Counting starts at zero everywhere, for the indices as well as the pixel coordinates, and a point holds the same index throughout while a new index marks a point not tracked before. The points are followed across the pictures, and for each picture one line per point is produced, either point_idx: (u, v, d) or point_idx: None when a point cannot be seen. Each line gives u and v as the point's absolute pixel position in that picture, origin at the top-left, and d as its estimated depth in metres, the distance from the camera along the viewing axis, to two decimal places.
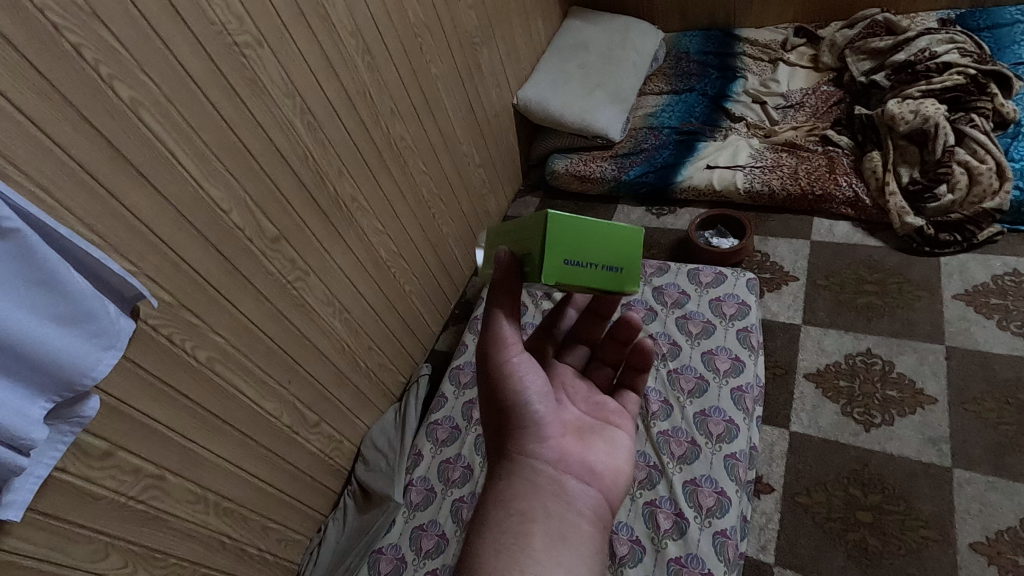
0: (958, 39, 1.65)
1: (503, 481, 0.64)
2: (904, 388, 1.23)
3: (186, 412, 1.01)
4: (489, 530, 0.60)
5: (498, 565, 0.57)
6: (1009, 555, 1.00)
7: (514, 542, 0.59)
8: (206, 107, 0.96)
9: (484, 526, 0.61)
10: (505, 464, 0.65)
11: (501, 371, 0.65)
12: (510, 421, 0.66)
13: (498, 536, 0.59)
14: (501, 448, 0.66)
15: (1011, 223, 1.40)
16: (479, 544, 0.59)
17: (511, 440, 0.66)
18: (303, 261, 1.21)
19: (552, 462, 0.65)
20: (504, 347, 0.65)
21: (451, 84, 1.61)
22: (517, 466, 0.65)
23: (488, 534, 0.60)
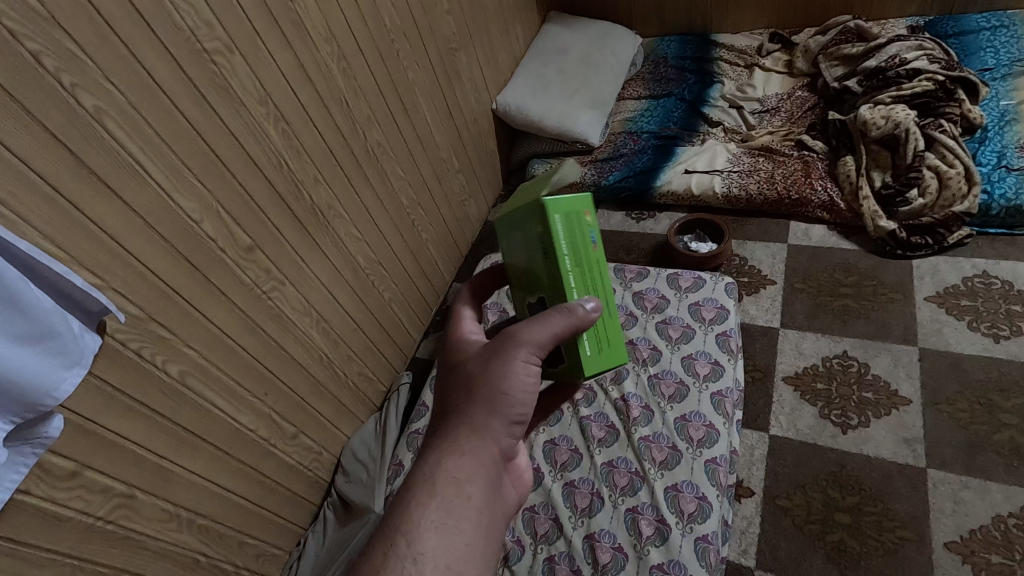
0: (927, 46, 1.69)
1: (461, 452, 0.59)
2: (879, 389, 1.24)
3: (157, 428, 0.98)
4: (435, 501, 0.56)
5: (437, 545, 0.54)
6: (982, 553, 1.01)
7: (453, 524, 0.56)
8: (175, 115, 0.94)
9: (428, 497, 0.56)
10: (467, 433, 0.60)
11: (512, 365, 0.61)
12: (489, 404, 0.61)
13: (443, 517, 0.56)
14: (472, 418, 0.60)
15: (980, 226, 1.43)
16: (421, 518, 0.55)
17: (486, 417, 0.61)
18: (278, 271, 1.19)
19: (503, 454, 0.62)
20: (527, 347, 0.61)
21: (429, 90, 1.60)
22: (478, 442, 0.60)
23: (432, 506, 0.56)
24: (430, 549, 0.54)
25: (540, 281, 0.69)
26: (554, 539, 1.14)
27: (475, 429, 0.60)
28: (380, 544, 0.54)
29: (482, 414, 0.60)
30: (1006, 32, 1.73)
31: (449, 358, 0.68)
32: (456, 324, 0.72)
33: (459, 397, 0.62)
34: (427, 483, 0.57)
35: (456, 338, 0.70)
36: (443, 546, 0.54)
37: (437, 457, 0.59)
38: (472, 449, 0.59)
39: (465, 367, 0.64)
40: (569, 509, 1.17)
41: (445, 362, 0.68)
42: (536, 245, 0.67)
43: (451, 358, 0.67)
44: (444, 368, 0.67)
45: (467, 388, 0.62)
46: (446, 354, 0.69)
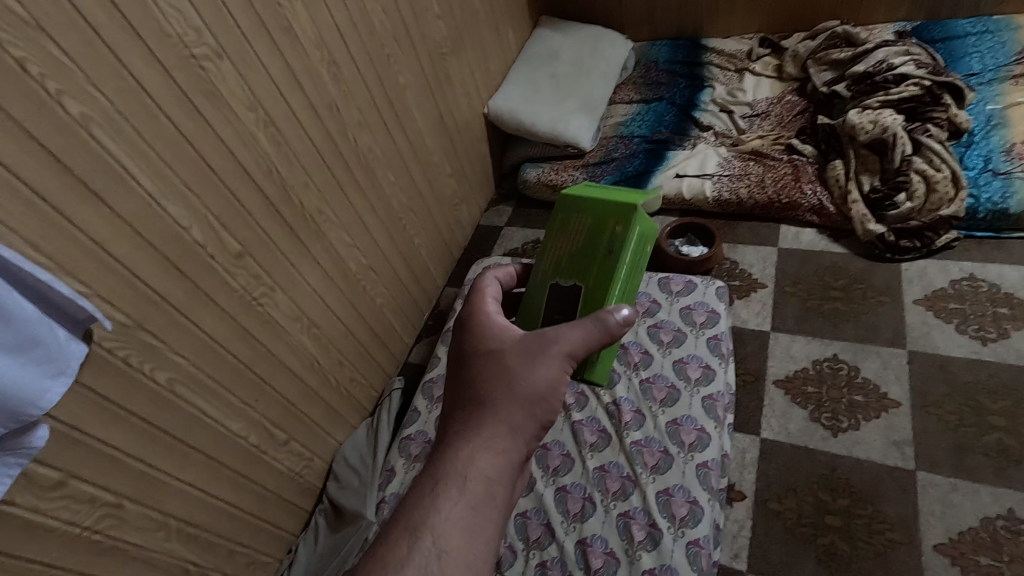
0: (914, 51, 1.70)
1: (494, 452, 0.60)
2: (869, 392, 1.25)
3: (145, 437, 0.97)
4: (466, 499, 0.58)
5: (463, 541, 0.56)
6: (971, 555, 1.02)
7: (479, 521, 0.58)
8: (163, 122, 0.94)
9: (460, 495, 0.58)
10: (501, 431, 0.61)
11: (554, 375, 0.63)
12: (527, 407, 0.62)
13: (471, 515, 0.57)
14: (511, 418, 0.62)
15: (967, 229, 1.44)
16: (450, 513, 0.57)
17: (519, 420, 0.62)
18: (269, 277, 1.19)
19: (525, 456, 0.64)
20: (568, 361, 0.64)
21: (420, 95, 1.60)
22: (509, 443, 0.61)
23: (461, 503, 0.57)
24: (456, 546, 0.55)
25: (586, 268, 0.73)
26: (546, 545, 1.14)
27: (509, 429, 0.61)
28: (405, 537, 0.56)
29: (517, 415, 0.62)
30: (992, 37, 1.75)
31: (477, 342, 0.67)
32: (481, 304, 0.70)
33: (498, 392, 0.62)
34: (458, 480, 0.58)
35: (482, 319, 0.69)
36: (470, 544, 0.56)
37: (466, 454, 0.60)
38: (505, 448, 0.61)
39: (504, 361, 0.64)
40: (561, 514, 1.17)
41: (473, 345, 0.67)
42: (602, 243, 0.73)
43: (481, 342, 0.67)
44: (472, 352, 0.66)
45: (505, 386, 0.62)
46: (473, 334, 0.68)
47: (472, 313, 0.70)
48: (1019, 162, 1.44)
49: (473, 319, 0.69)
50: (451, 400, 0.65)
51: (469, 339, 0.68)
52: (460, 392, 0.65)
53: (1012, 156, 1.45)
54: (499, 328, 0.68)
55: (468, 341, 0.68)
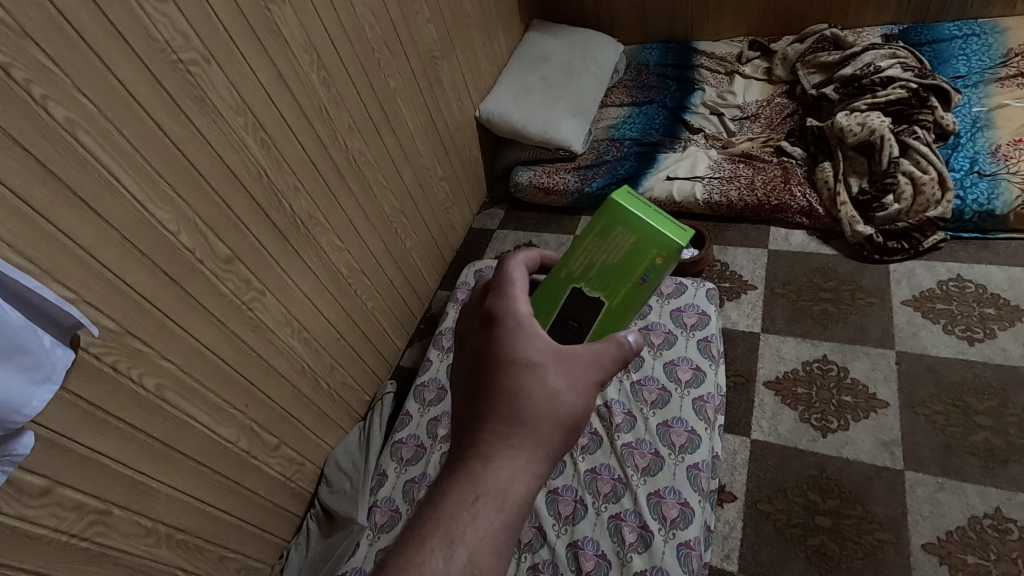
0: (901, 54, 1.71)
1: (535, 469, 0.55)
2: (858, 393, 1.26)
3: (133, 442, 0.97)
4: (503, 518, 0.52)
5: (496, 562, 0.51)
6: (959, 554, 1.03)
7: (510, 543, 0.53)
8: (151, 127, 0.94)
9: (498, 513, 0.52)
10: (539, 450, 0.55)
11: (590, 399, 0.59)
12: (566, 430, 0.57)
13: (503, 536, 0.52)
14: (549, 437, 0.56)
15: (954, 230, 1.45)
16: (486, 532, 0.51)
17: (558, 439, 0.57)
18: (259, 281, 1.18)
19: None
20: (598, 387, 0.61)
21: (411, 98, 1.60)
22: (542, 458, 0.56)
23: (498, 523, 0.52)
24: (488, 566, 0.51)
25: (613, 287, 0.68)
26: (538, 547, 1.14)
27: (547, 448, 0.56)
28: (439, 548, 0.50)
29: (557, 436, 0.56)
30: (978, 40, 1.77)
31: (514, 349, 0.57)
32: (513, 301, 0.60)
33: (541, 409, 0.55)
34: (496, 496, 0.52)
35: (517, 322, 0.59)
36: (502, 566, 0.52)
37: (507, 468, 0.53)
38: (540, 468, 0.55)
39: (547, 378, 0.57)
40: (553, 517, 1.17)
41: (509, 351, 0.57)
42: (636, 270, 0.68)
43: (520, 349, 0.57)
44: (508, 361, 0.57)
45: (548, 402, 0.56)
46: (508, 338, 0.58)
47: (504, 309, 0.60)
48: (1004, 163, 1.45)
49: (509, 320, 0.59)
50: (480, 405, 0.56)
51: (502, 341, 0.58)
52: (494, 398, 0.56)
53: (998, 158, 1.47)
54: (537, 336, 0.59)
55: (500, 343, 0.58)
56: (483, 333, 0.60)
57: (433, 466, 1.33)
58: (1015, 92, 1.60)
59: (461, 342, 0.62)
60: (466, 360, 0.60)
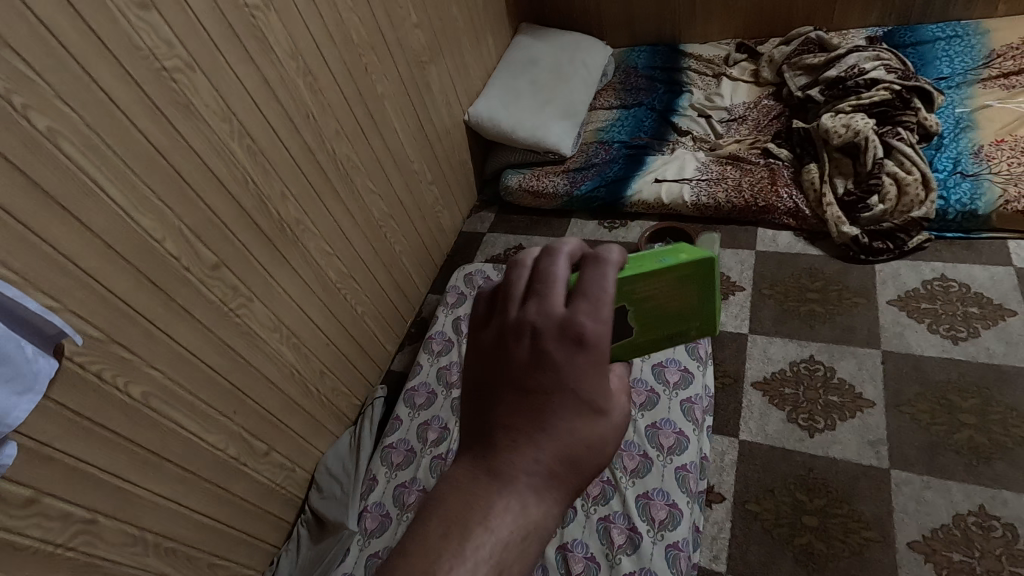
0: (885, 56, 1.73)
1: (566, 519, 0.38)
2: (845, 392, 1.27)
3: (119, 451, 0.97)
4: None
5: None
6: (944, 552, 1.03)
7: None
8: (134, 134, 0.93)
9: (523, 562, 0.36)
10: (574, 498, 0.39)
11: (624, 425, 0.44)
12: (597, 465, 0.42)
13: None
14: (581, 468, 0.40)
15: (938, 230, 1.47)
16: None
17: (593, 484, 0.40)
18: (246, 288, 1.18)
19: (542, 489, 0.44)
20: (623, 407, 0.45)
21: (398, 103, 1.60)
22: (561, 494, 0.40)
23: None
24: None
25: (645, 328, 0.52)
26: None
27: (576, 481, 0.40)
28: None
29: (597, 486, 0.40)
30: (961, 42, 1.79)
31: (578, 381, 0.37)
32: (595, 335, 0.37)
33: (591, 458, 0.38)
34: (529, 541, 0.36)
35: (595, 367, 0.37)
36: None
37: (540, 515, 0.37)
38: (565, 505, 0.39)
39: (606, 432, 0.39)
40: None
41: (571, 379, 0.37)
42: (670, 331, 0.53)
43: (585, 383, 0.37)
44: (564, 391, 0.37)
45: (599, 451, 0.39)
46: (579, 364, 0.37)
47: (584, 316, 0.36)
48: (986, 164, 1.47)
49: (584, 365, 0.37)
50: (510, 432, 0.38)
51: (566, 361, 0.37)
52: (533, 433, 0.37)
53: (980, 158, 1.49)
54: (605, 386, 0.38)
55: (562, 365, 0.37)
56: (538, 338, 0.38)
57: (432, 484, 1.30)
58: (997, 93, 1.62)
59: (496, 327, 0.40)
60: (503, 362, 0.39)
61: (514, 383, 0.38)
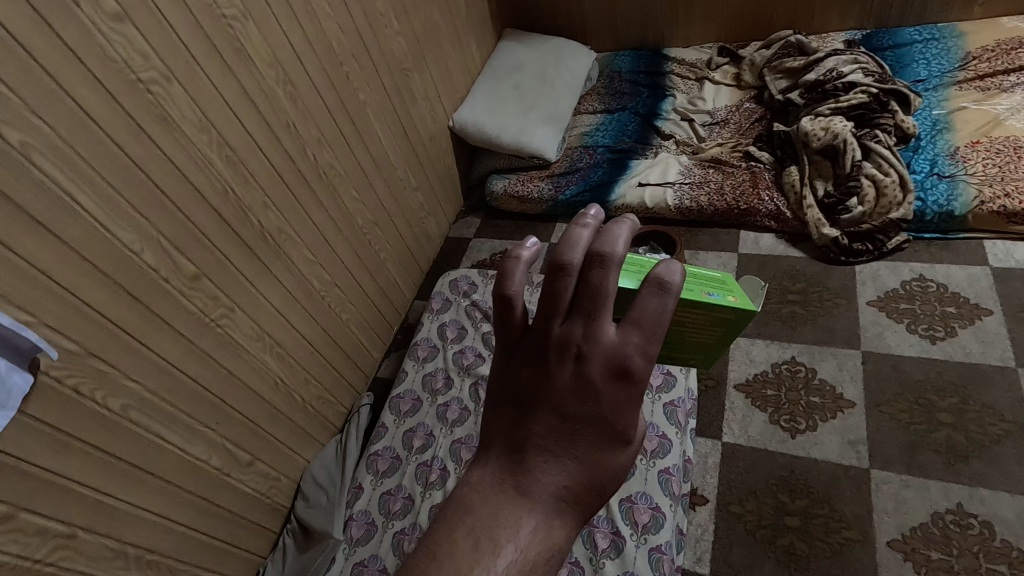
0: (862, 60, 1.75)
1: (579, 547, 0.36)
2: (826, 393, 1.28)
3: (98, 464, 0.96)
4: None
5: None
6: (922, 550, 1.05)
7: None
8: (110, 147, 0.93)
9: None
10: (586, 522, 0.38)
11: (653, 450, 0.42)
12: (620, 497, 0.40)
13: None
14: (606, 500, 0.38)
15: (917, 231, 1.48)
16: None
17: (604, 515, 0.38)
18: (227, 298, 1.18)
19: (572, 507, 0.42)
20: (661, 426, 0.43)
21: (381, 110, 1.60)
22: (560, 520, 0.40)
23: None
24: None
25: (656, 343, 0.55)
26: None
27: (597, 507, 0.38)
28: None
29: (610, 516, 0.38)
30: (938, 44, 1.81)
31: (614, 411, 0.35)
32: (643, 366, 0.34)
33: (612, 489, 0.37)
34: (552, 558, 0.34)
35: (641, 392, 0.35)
36: None
37: (561, 537, 0.35)
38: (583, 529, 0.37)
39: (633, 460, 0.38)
40: None
41: (608, 408, 0.35)
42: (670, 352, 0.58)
43: (622, 415, 0.35)
44: (597, 419, 0.35)
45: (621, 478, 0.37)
46: (621, 397, 0.35)
47: (632, 348, 0.34)
48: (963, 165, 1.49)
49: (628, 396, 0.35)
50: (536, 454, 0.36)
51: (609, 391, 0.35)
52: (561, 458, 0.36)
53: (957, 160, 1.51)
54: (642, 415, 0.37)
55: (602, 394, 0.35)
56: (580, 360, 0.35)
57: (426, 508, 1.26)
58: (973, 94, 1.65)
59: (535, 338, 0.37)
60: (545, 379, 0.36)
61: (550, 403, 0.36)
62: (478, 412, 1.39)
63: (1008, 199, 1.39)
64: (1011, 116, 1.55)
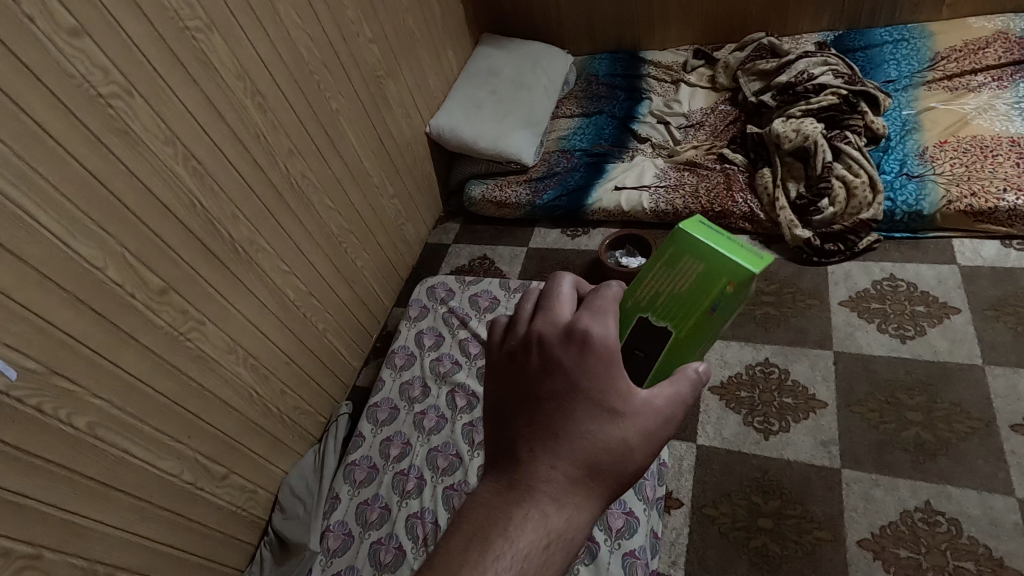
0: (832, 62, 1.77)
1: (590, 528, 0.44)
2: (798, 394, 1.29)
3: (64, 483, 0.95)
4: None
5: None
6: (892, 548, 1.06)
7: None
8: (69, 162, 0.92)
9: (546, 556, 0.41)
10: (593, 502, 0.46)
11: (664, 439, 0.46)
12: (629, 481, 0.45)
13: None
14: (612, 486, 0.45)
15: (887, 231, 1.50)
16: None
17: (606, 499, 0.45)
18: (197, 311, 1.17)
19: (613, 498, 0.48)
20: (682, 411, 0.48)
21: (355, 118, 1.60)
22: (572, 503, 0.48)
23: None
24: None
25: (681, 313, 0.54)
26: None
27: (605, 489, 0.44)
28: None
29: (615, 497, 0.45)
30: (907, 45, 1.83)
31: (587, 379, 0.44)
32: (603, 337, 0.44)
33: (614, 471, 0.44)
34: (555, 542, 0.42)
35: (610, 360, 0.45)
36: None
37: (563, 522, 0.42)
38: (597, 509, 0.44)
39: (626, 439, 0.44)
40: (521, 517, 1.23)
41: (579, 380, 0.44)
42: (705, 300, 0.53)
43: (595, 385, 0.44)
44: (576, 392, 0.44)
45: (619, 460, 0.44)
46: (584, 364, 0.44)
47: (587, 321, 0.45)
48: (931, 164, 1.51)
49: (597, 367, 0.44)
50: (525, 447, 0.44)
51: (575, 363, 0.44)
52: (547, 445, 0.43)
53: (925, 159, 1.52)
54: (625, 392, 0.45)
55: (570, 367, 0.44)
56: (545, 346, 0.46)
57: (403, 519, 1.26)
58: (942, 95, 1.67)
59: (508, 344, 0.48)
60: (524, 371, 0.46)
61: (530, 389, 0.45)
62: (454, 420, 1.39)
63: (975, 199, 1.40)
64: (978, 116, 1.57)
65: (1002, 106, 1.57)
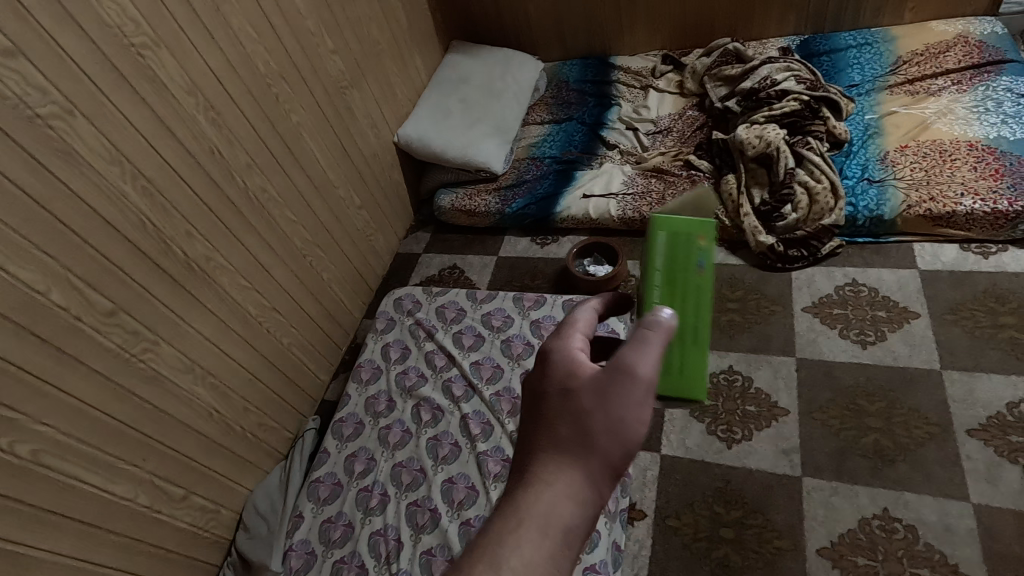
0: (795, 67, 1.78)
1: (575, 506, 0.47)
2: (761, 402, 1.29)
3: (9, 513, 0.93)
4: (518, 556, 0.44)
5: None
6: (850, 557, 1.06)
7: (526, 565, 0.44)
8: (4, 186, 0.90)
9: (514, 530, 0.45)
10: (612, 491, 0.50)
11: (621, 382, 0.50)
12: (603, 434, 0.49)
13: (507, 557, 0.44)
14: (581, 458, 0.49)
15: (850, 236, 1.51)
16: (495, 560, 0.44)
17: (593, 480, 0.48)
18: (150, 332, 1.15)
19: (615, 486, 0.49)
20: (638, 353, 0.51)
21: (317, 130, 1.59)
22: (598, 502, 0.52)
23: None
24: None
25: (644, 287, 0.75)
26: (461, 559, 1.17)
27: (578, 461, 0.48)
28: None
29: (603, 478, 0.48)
30: (871, 49, 1.84)
31: (539, 380, 0.55)
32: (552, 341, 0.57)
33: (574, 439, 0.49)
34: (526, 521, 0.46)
35: (561, 353, 0.55)
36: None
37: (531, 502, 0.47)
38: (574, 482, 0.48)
39: (578, 401, 0.50)
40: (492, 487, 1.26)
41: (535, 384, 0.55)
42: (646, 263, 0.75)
43: (547, 379, 0.54)
44: (535, 393, 0.54)
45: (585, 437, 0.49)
46: (538, 371, 0.56)
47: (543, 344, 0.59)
48: (892, 169, 1.52)
49: (550, 362, 0.55)
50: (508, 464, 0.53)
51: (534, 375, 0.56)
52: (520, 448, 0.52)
53: (886, 164, 1.54)
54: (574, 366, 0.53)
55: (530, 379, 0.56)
56: None
57: (366, 534, 1.25)
58: (903, 99, 1.68)
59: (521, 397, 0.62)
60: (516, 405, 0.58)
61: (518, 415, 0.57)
62: (419, 434, 1.38)
63: (934, 203, 1.41)
64: (938, 120, 1.58)
65: (962, 110, 1.58)
